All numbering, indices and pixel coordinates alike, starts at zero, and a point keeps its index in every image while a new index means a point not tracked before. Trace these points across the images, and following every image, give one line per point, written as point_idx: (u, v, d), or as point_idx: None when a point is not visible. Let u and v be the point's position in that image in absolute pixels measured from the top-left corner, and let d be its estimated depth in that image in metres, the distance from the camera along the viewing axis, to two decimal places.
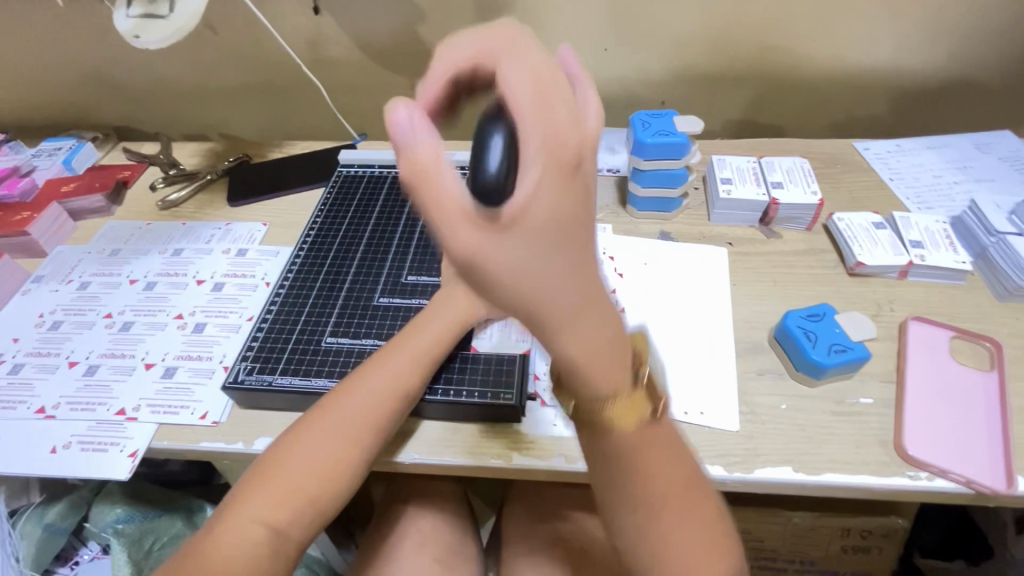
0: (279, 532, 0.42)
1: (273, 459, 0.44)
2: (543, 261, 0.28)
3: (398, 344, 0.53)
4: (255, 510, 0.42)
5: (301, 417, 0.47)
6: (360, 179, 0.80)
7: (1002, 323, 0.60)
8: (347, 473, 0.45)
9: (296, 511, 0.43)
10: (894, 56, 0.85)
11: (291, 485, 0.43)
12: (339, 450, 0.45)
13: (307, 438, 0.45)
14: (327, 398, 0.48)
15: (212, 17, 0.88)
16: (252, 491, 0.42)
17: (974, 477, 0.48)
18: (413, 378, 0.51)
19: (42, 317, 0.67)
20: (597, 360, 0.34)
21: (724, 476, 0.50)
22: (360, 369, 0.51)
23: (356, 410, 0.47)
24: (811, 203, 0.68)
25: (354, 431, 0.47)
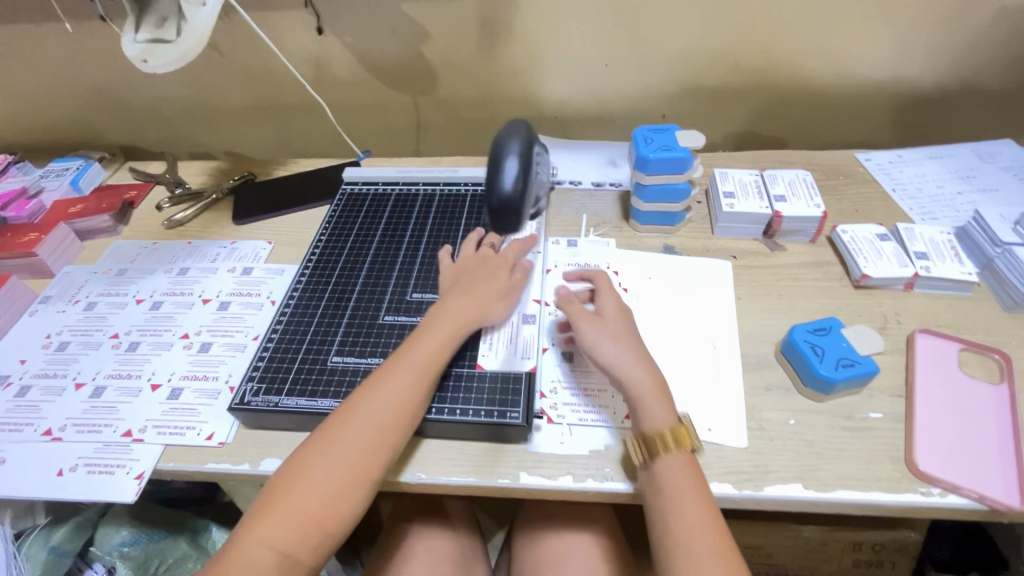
0: (288, 557, 0.43)
1: (281, 486, 0.46)
2: (609, 344, 0.54)
3: (396, 363, 0.52)
4: (264, 536, 0.43)
5: (307, 440, 0.49)
6: (364, 196, 0.81)
7: (1010, 334, 0.60)
8: (354, 498, 0.46)
9: (305, 537, 0.44)
10: (895, 68, 0.85)
11: (299, 514, 0.44)
12: (343, 474, 0.46)
13: (312, 464, 0.46)
14: (330, 421, 0.49)
15: (216, 38, 0.88)
16: (260, 517, 0.44)
17: (986, 493, 0.48)
18: (414, 398, 0.50)
19: (49, 338, 0.68)
20: (652, 402, 0.51)
21: (733, 495, 0.50)
22: (360, 392, 0.51)
23: (358, 435, 0.48)
24: (815, 216, 0.68)
25: (357, 456, 0.47)
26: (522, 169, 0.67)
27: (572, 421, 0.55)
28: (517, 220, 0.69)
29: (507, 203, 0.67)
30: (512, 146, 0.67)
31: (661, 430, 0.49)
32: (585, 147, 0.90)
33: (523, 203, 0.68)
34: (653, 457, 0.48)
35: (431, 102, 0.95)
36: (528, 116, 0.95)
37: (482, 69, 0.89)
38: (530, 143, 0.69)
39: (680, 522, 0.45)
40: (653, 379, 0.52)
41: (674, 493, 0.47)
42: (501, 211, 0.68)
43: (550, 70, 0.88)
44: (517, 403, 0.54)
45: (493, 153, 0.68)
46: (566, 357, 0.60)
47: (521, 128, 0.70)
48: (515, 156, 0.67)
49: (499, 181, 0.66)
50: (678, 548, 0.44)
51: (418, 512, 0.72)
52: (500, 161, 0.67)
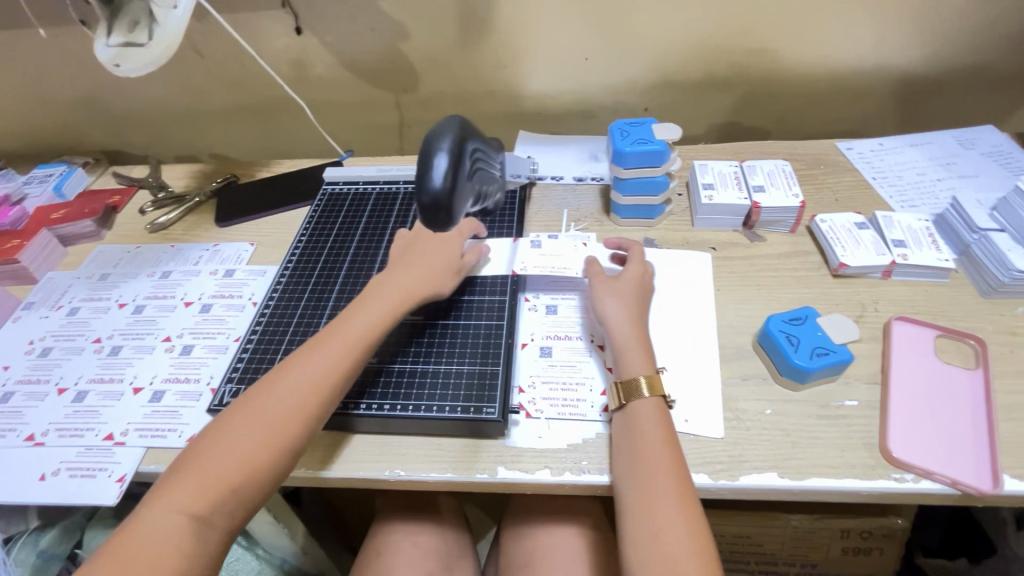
0: (200, 522, 0.43)
1: (196, 455, 0.46)
2: (612, 302, 0.59)
3: (334, 334, 0.54)
4: (176, 501, 0.43)
5: (230, 409, 0.49)
6: (345, 196, 0.81)
7: (987, 320, 0.60)
8: (272, 462, 0.46)
9: (217, 502, 0.44)
10: (874, 57, 0.85)
11: (210, 480, 0.44)
12: (262, 440, 0.47)
13: (229, 432, 0.47)
14: (257, 389, 0.50)
15: (195, 40, 0.88)
16: (175, 483, 0.44)
17: (958, 478, 0.48)
18: (342, 367, 0.52)
19: (32, 344, 0.68)
20: (634, 351, 0.55)
21: (709, 485, 0.50)
22: (282, 367, 0.51)
23: (280, 405, 0.48)
24: (793, 206, 0.69)
25: (278, 423, 0.48)
26: (456, 168, 0.49)
27: (549, 415, 0.55)
28: (449, 223, 0.50)
29: (435, 206, 0.48)
30: (442, 139, 0.49)
31: (638, 377, 0.53)
32: (567, 142, 0.90)
33: (456, 207, 0.50)
34: (628, 400, 0.52)
35: (413, 100, 0.95)
36: (511, 112, 0.95)
37: (463, 66, 0.89)
38: (469, 138, 0.51)
39: (649, 474, 0.47)
40: (637, 332, 0.57)
41: (643, 445, 0.49)
42: (430, 213, 0.49)
43: (531, 65, 0.88)
44: (494, 399, 0.55)
45: (420, 149, 0.49)
46: (544, 352, 0.61)
47: (455, 122, 0.51)
48: (447, 153, 0.49)
49: (426, 180, 0.48)
50: (646, 503, 0.46)
51: (406, 510, 0.72)
52: (427, 158, 0.48)
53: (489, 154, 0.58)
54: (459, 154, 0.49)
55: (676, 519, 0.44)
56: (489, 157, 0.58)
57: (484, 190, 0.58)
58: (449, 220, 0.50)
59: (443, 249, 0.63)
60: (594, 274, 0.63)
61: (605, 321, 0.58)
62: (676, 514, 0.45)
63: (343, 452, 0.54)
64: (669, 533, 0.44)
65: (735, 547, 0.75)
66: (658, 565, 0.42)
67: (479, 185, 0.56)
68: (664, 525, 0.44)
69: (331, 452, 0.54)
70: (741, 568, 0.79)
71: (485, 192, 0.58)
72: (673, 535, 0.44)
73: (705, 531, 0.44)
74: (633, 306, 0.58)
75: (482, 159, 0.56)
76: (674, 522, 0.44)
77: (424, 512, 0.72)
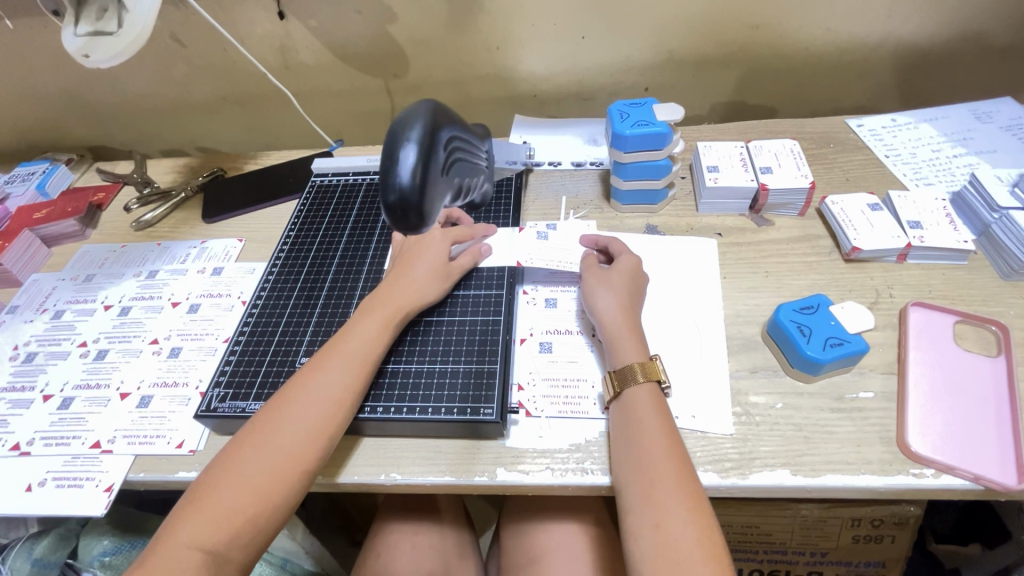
0: (217, 555, 0.42)
1: (208, 484, 0.45)
2: (604, 293, 0.57)
3: (333, 353, 0.52)
4: (188, 537, 0.42)
5: (237, 437, 0.48)
6: (334, 188, 0.78)
7: (1008, 304, 0.57)
8: (289, 489, 0.45)
9: (234, 533, 0.43)
10: (887, 27, 0.81)
11: (227, 510, 0.43)
12: (278, 466, 0.45)
13: (242, 458, 0.46)
14: (263, 416, 0.48)
15: (174, 28, 0.85)
16: (185, 519, 0.43)
17: (982, 473, 0.46)
18: (354, 381, 0.51)
19: (17, 349, 0.66)
20: (626, 339, 0.53)
21: (717, 484, 0.48)
22: (291, 384, 0.50)
23: (292, 427, 0.47)
24: (803, 188, 0.65)
25: (294, 448, 0.46)
26: (426, 161, 0.45)
27: (549, 413, 0.53)
28: (422, 225, 0.46)
29: (405, 205, 0.45)
30: (411, 129, 0.45)
31: (631, 364, 0.51)
32: (565, 125, 0.86)
33: (429, 205, 0.46)
34: (623, 388, 0.50)
35: (404, 85, 0.91)
36: (506, 96, 0.92)
37: (454, 48, 0.85)
38: (442, 126, 0.48)
39: (648, 462, 0.45)
40: (629, 320, 0.55)
41: (640, 430, 0.47)
42: (399, 214, 0.45)
43: (525, 46, 0.84)
44: (491, 399, 0.53)
45: (387, 141, 0.46)
46: (543, 348, 0.58)
47: (425, 108, 0.48)
48: (414, 143, 0.45)
49: (391, 175, 0.44)
50: (647, 493, 0.44)
51: (406, 508, 0.70)
52: (394, 150, 0.45)
53: (470, 144, 0.54)
54: (429, 145, 0.46)
55: (677, 508, 0.42)
56: (471, 147, 0.54)
57: (466, 183, 0.54)
58: (421, 223, 0.46)
59: (433, 252, 0.61)
60: (587, 267, 0.61)
61: (596, 312, 0.56)
62: (678, 503, 0.42)
63: (350, 460, 0.52)
64: (671, 522, 0.41)
65: (744, 538, 0.73)
66: (662, 557, 0.40)
67: (459, 178, 0.52)
68: (666, 515, 0.42)
69: (336, 458, 0.52)
70: (750, 558, 0.77)
71: (467, 185, 0.55)
72: (677, 525, 0.41)
73: (710, 518, 0.42)
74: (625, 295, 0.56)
75: (462, 150, 0.52)
76: (675, 511, 0.42)
77: (424, 511, 0.70)
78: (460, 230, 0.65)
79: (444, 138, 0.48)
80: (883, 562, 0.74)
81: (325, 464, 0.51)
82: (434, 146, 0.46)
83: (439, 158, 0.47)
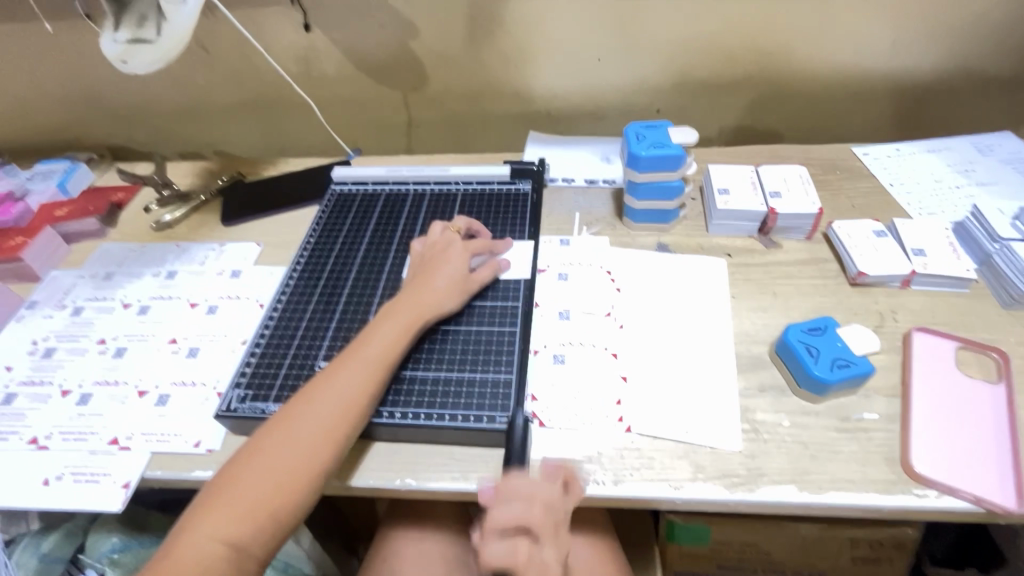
0: (240, 551, 0.43)
1: (228, 479, 0.45)
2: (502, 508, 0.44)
3: (354, 356, 0.53)
4: (210, 533, 0.42)
5: (257, 434, 0.49)
6: (353, 197, 0.80)
7: (1008, 331, 0.59)
8: (309, 486, 0.46)
9: (255, 528, 0.43)
10: (891, 61, 0.84)
11: (247, 505, 0.44)
12: (298, 464, 0.46)
13: (263, 456, 0.46)
14: (284, 415, 0.49)
15: (201, 35, 0.87)
16: (206, 515, 0.43)
17: (983, 495, 0.47)
18: (375, 381, 0.52)
19: (35, 344, 0.67)
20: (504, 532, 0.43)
21: (726, 497, 0.49)
22: (313, 384, 0.51)
23: (313, 427, 0.48)
24: (810, 212, 0.67)
25: (315, 447, 0.47)
26: None
27: (563, 424, 0.54)
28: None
29: None
30: None
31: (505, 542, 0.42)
32: (578, 143, 0.89)
33: None
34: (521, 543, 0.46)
35: (421, 99, 0.93)
36: (521, 112, 0.94)
37: (473, 64, 0.88)
38: None
39: None
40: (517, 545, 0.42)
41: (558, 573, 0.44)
42: None
43: (542, 65, 0.87)
44: (506, 407, 0.54)
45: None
46: (557, 359, 0.60)
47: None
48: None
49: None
50: None
51: (413, 515, 0.71)
52: None
53: None
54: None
55: None
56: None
57: None
58: None
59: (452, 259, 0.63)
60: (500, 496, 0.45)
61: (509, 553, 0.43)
62: None
63: (365, 463, 0.53)
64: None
65: (744, 557, 0.74)
66: None
67: None
68: None
69: (353, 461, 0.53)
70: None
71: None
72: None
73: None
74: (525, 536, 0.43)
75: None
76: None
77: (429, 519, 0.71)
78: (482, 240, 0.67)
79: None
80: None
81: (341, 467, 0.52)
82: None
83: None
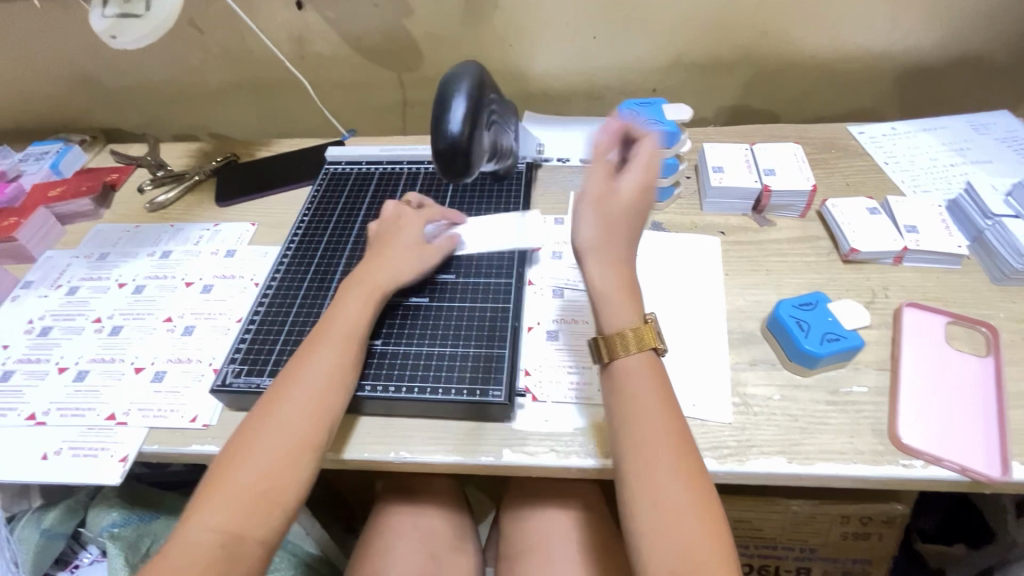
0: (238, 535, 0.43)
1: (219, 471, 0.46)
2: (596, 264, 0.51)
3: (336, 338, 0.53)
4: (207, 522, 0.43)
5: (246, 423, 0.49)
6: (347, 176, 0.80)
7: (998, 307, 0.59)
8: (299, 467, 0.47)
9: (252, 514, 0.44)
10: (890, 39, 0.83)
11: (240, 492, 0.44)
12: (290, 450, 0.47)
13: (255, 444, 0.47)
14: (271, 402, 0.49)
15: (192, 13, 0.86)
16: (203, 506, 0.44)
17: (968, 465, 0.48)
18: (345, 359, 0.52)
19: (31, 323, 0.67)
20: (619, 303, 0.50)
21: (716, 468, 0.50)
22: (300, 367, 0.51)
23: (303, 410, 0.49)
24: (804, 190, 0.67)
25: (305, 430, 0.48)
26: (473, 114, 0.52)
27: (555, 398, 0.55)
28: (465, 172, 0.54)
29: (454, 151, 0.52)
30: (459, 83, 0.53)
31: (623, 331, 0.49)
32: (573, 123, 0.88)
33: (474, 152, 0.53)
34: (611, 358, 0.49)
35: (416, 79, 0.92)
36: (517, 92, 0.93)
37: (468, 43, 0.87)
38: (484, 88, 0.55)
39: (642, 436, 0.46)
40: (619, 279, 0.51)
41: (630, 414, 0.47)
42: (449, 158, 0.52)
43: (538, 44, 0.86)
44: (498, 382, 0.54)
45: (438, 92, 0.53)
46: (550, 336, 0.60)
47: (472, 66, 0.55)
48: (464, 95, 0.52)
49: (444, 123, 0.52)
50: (642, 465, 0.45)
51: (410, 492, 0.72)
52: (446, 102, 0.52)
53: (505, 113, 0.62)
54: (476, 99, 0.53)
55: (678, 492, 0.43)
56: (505, 117, 0.62)
57: (499, 145, 0.63)
58: (467, 170, 0.54)
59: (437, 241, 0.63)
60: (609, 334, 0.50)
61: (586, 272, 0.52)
62: (675, 481, 0.43)
63: (360, 438, 0.53)
64: (668, 500, 0.43)
65: (736, 532, 0.75)
66: (664, 531, 0.42)
67: (493, 136, 0.60)
68: (662, 490, 0.43)
69: (348, 436, 0.53)
70: (741, 553, 0.79)
71: (499, 148, 0.63)
72: (673, 499, 0.43)
73: (707, 495, 0.43)
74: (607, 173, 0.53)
75: (499, 118, 0.61)
76: (671, 489, 0.43)
77: (425, 496, 0.72)
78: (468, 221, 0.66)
79: (489, 97, 0.56)
80: (870, 559, 0.76)
81: (336, 441, 0.53)
82: (481, 102, 0.54)
83: (483, 115, 0.54)
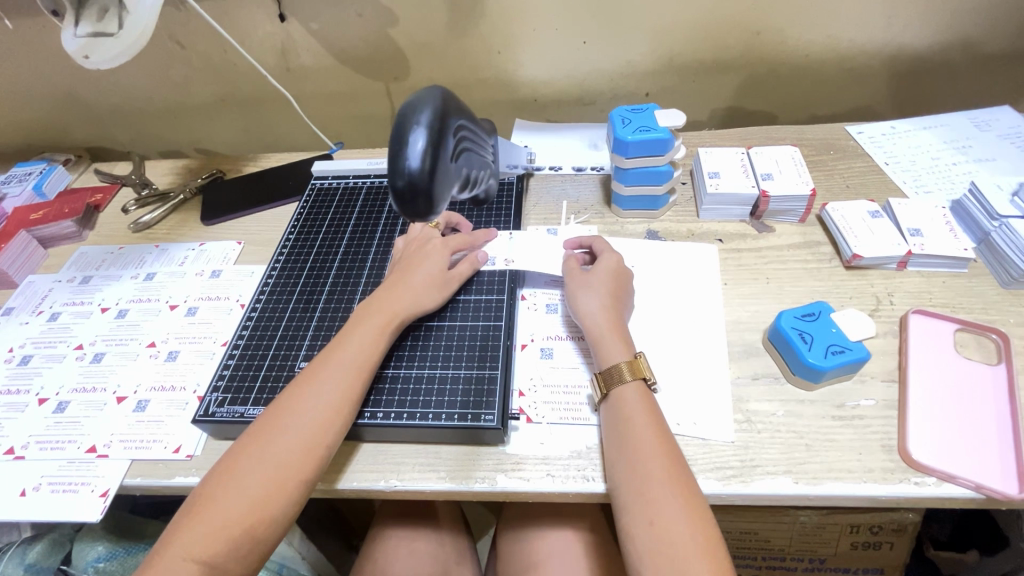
0: (216, 566, 0.41)
1: (204, 495, 0.44)
2: (586, 295, 0.57)
3: (329, 360, 0.51)
4: (185, 550, 0.41)
5: (233, 447, 0.47)
6: (334, 192, 0.78)
7: (1007, 312, 0.57)
8: (287, 497, 0.44)
9: (230, 543, 0.42)
10: (887, 35, 0.81)
11: (218, 523, 0.42)
12: (274, 477, 0.44)
13: (238, 470, 0.45)
14: (261, 426, 0.48)
15: (174, 28, 0.84)
16: (181, 533, 0.42)
17: (983, 482, 0.45)
18: (335, 381, 0.50)
19: (11, 352, 0.65)
20: (609, 339, 0.53)
21: (719, 490, 0.47)
22: (289, 394, 0.49)
23: (290, 435, 0.46)
24: (803, 195, 0.65)
25: (290, 457, 0.45)
26: (433, 145, 0.50)
27: (550, 419, 0.53)
28: (430, 209, 0.52)
29: (414, 189, 0.50)
30: (419, 114, 0.51)
31: (618, 364, 0.51)
32: (565, 130, 0.87)
33: (436, 187, 0.51)
34: (609, 389, 0.50)
35: (404, 88, 0.91)
36: (507, 99, 0.92)
37: (455, 51, 0.85)
38: (449, 114, 0.53)
39: (638, 460, 0.45)
40: (612, 318, 0.55)
41: (630, 436, 0.47)
42: (410, 196, 0.51)
43: (527, 50, 0.84)
44: (491, 405, 0.52)
45: (398, 123, 0.51)
46: (544, 353, 0.58)
47: (435, 93, 0.53)
48: (424, 127, 0.50)
49: (403, 160, 0.50)
50: (638, 489, 0.44)
51: (404, 515, 0.69)
52: (405, 134, 0.50)
53: (476, 138, 0.60)
54: (437, 130, 0.51)
55: (676, 515, 0.42)
56: (477, 139, 0.61)
57: (474, 175, 0.61)
58: (429, 205, 0.52)
59: (431, 260, 0.61)
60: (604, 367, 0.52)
61: (578, 315, 0.56)
62: (672, 501, 0.42)
63: (349, 466, 0.51)
64: (664, 520, 0.42)
65: (742, 544, 0.73)
66: (659, 556, 0.40)
67: (467, 167, 0.58)
68: (658, 512, 0.42)
69: (337, 464, 0.52)
70: (749, 564, 0.77)
71: (475, 176, 0.61)
72: (670, 522, 0.42)
73: (707, 520, 0.42)
74: (615, 255, 0.60)
75: (469, 142, 0.59)
76: (667, 506, 0.42)
77: (420, 519, 0.69)
78: (462, 238, 0.65)
79: (452, 124, 0.54)
80: (881, 569, 0.74)
81: (325, 470, 0.51)
82: (443, 131, 0.52)
83: (447, 144, 0.52)
